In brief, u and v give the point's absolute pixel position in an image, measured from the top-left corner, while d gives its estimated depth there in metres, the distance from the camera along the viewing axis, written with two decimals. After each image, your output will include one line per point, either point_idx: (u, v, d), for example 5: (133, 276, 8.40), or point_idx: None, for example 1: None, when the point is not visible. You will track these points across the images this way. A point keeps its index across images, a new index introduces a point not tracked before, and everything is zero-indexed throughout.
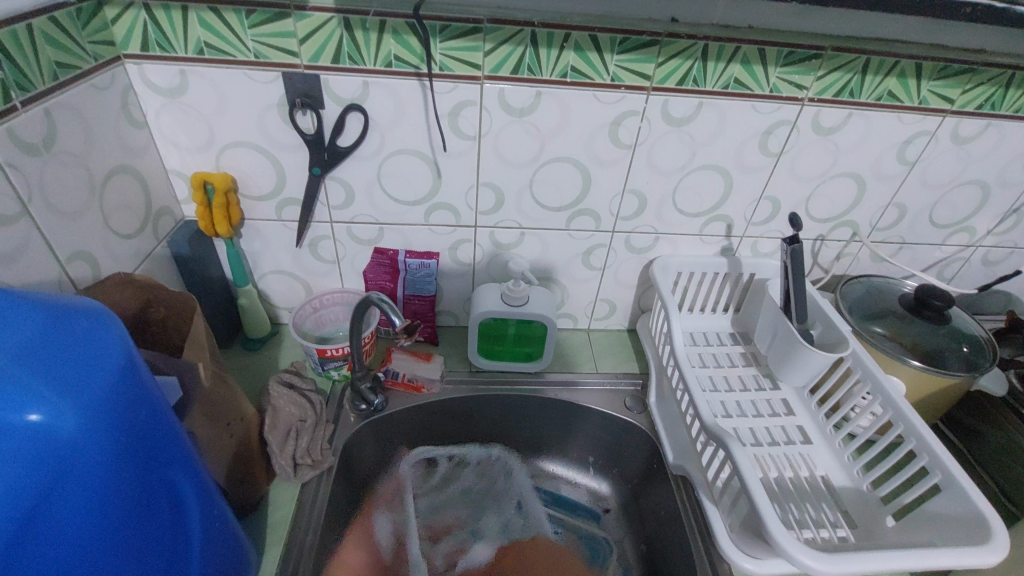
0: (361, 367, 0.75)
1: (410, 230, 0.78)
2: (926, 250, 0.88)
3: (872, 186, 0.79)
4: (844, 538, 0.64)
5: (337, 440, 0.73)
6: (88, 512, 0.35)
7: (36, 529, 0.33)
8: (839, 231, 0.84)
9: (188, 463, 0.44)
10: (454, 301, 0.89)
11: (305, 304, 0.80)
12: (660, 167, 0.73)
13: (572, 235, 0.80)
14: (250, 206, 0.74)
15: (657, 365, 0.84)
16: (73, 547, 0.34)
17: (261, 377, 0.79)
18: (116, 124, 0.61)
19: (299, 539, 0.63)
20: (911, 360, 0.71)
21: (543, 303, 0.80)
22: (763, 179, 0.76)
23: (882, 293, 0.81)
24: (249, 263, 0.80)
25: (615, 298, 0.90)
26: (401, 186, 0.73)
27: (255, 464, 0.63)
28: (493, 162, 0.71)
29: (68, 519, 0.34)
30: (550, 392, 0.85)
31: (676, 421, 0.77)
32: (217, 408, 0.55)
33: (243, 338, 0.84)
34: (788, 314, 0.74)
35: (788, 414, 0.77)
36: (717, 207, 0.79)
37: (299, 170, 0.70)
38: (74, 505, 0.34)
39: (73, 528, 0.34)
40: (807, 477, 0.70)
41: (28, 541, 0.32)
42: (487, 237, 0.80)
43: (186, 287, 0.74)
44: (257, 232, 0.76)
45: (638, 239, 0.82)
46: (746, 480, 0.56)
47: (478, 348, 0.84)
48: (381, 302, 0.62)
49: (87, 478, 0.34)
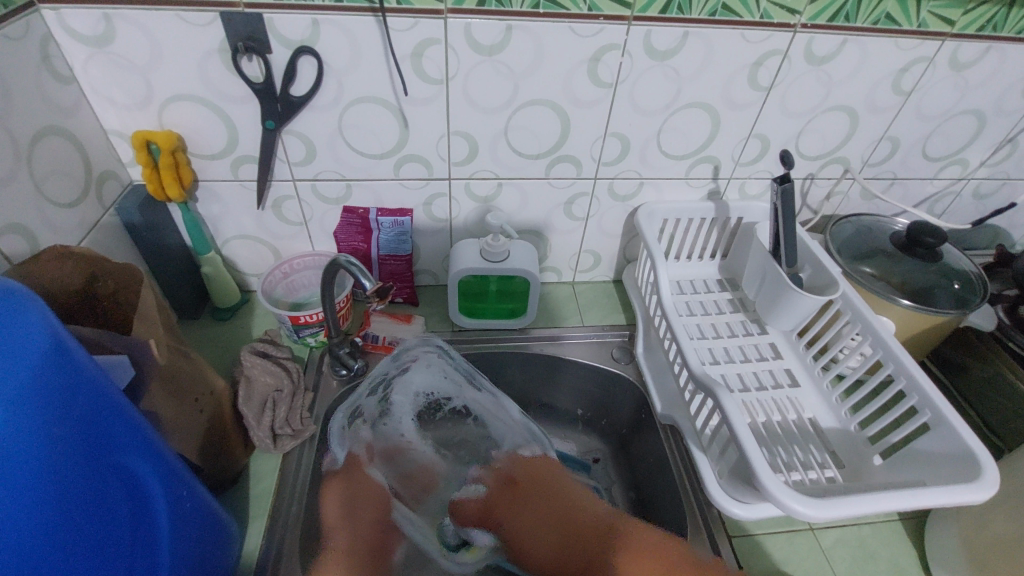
0: (338, 332, 0.72)
1: (380, 185, 0.73)
2: (917, 186, 0.85)
3: (865, 120, 0.75)
4: (832, 479, 0.64)
5: (317, 408, 0.71)
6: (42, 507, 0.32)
7: None
8: (829, 168, 0.81)
9: (143, 444, 0.41)
10: (432, 259, 0.85)
11: (275, 270, 0.76)
12: (643, 107, 0.68)
13: (553, 184, 0.76)
14: (202, 166, 0.68)
15: (643, 315, 0.82)
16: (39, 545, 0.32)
17: (234, 348, 0.76)
18: (39, 81, 0.55)
19: (284, 509, 0.62)
20: (902, 300, 0.70)
21: (524, 257, 0.76)
22: (752, 115, 0.72)
23: (871, 231, 0.79)
24: (210, 228, 0.75)
25: (599, 248, 0.87)
26: (366, 139, 0.67)
27: (232, 437, 0.61)
28: (464, 108, 0.66)
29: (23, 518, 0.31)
30: (535, 348, 0.83)
31: (664, 371, 0.76)
32: (180, 385, 0.52)
33: (213, 308, 0.80)
34: (777, 258, 0.72)
35: (775, 358, 0.76)
36: (704, 147, 0.74)
37: (251, 125, 0.65)
38: (26, 498, 0.31)
39: (29, 526, 0.31)
40: (795, 420, 0.70)
41: None
42: (462, 190, 0.75)
43: (142, 257, 0.69)
44: (215, 195, 0.71)
45: (622, 186, 0.78)
46: (735, 428, 0.56)
47: (460, 308, 0.81)
48: (350, 266, 0.58)
49: (33, 468, 0.32)
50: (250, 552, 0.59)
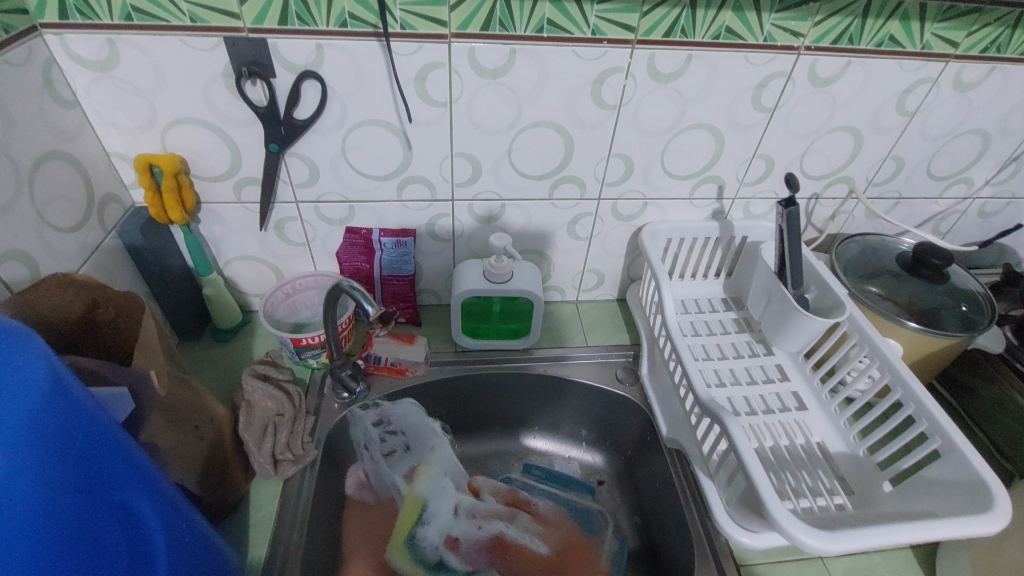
0: (340, 354, 0.71)
1: (383, 206, 0.73)
2: (922, 204, 0.85)
3: (869, 140, 0.75)
4: (841, 505, 0.63)
5: (319, 431, 0.71)
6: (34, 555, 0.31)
7: None
8: (833, 188, 0.80)
9: (145, 478, 0.41)
10: (435, 278, 0.84)
11: (277, 291, 0.75)
12: (646, 128, 0.68)
13: (556, 204, 0.76)
14: (205, 189, 0.68)
15: (648, 335, 0.81)
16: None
17: (235, 370, 0.75)
18: (41, 106, 0.54)
19: (285, 536, 0.61)
20: (908, 322, 0.69)
21: (527, 277, 0.76)
22: (756, 136, 0.71)
23: (877, 251, 0.79)
24: (212, 249, 0.75)
25: (603, 268, 0.86)
26: (369, 161, 0.67)
27: (232, 464, 0.60)
28: (467, 130, 0.66)
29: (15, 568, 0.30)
30: (538, 368, 0.82)
31: (669, 393, 0.75)
32: (181, 414, 0.51)
33: (214, 328, 0.80)
34: (783, 279, 0.71)
35: (782, 380, 0.75)
36: (708, 168, 0.74)
37: (254, 147, 0.64)
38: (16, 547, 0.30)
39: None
40: (803, 444, 0.69)
41: None
42: (465, 211, 0.75)
43: (144, 279, 0.69)
44: (217, 216, 0.71)
45: (625, 206, 0.77)
46: (743, 456, 0.55)
47: (463, 328, 0.80)
48: (352, 290, 0.58)
49: (25, 515, 0.31)
50: None
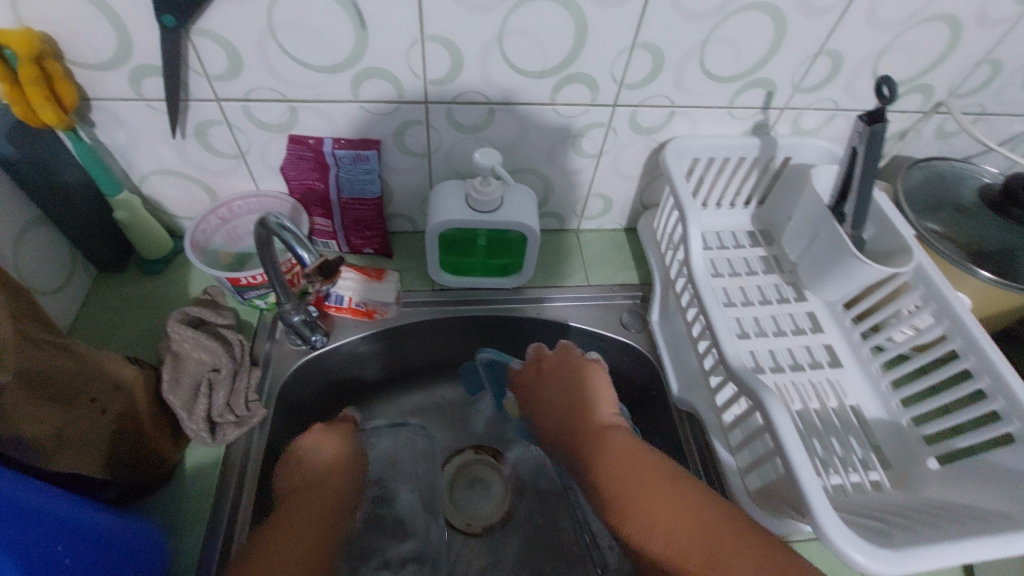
0: (290, 298, 0.58)
1: (335, 109, 0.56)
2: (1005, 123, 0.69)
3: (971, 34, 0.57)
4: (877, 483, 0.55)
5: (270, 385, 0.60)
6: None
7: None
8: (907, 98, 0.64)
9: None
10: (408, 201, 0.69)
11: (209, 215, 0.61)
12: (686, 9, 0.50)
13: (559, 112, 0.59)
14: (91, 79, 0.50)
15: (661, 275, 0.69)
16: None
17: (167, 311, 0.62)
18: None
19: (229, 512, 0.52)
20: (980, 272, 0.57)
21: (520, 206, 0.61)
22: (828, 25, 0.54)
23: (946, 182, 0.64)
24: (119, 161, 0.59)
25: (612, 192, 0.72)
26: (310, 45, 0.50)
27: (159, 434, 0.50)
28: (441, 4, 0.48)
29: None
30: (531, 310, 0.70)
31: (683, 345, 0.64)
32: (57, 388, 0.40)
33: (139, 259, 0.66)
34: (837, 216, 0.58)
35: (814, 331, 0.65)
36: (758, 67, 0.57)
37: (146, 20, 0.46)
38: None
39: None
40: (835, 409, 0.60)
41: None
42: (443, 118, 0.58)
43: (27, 200, 0.54)
44: (115, 118, 0.54)
45: (646, 115, 0.61)
46: (781, 443, 0.44)
47: (441, 263, 0.67)
48: (282, 232, 0.44)
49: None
50: (185, 566, 0.49)
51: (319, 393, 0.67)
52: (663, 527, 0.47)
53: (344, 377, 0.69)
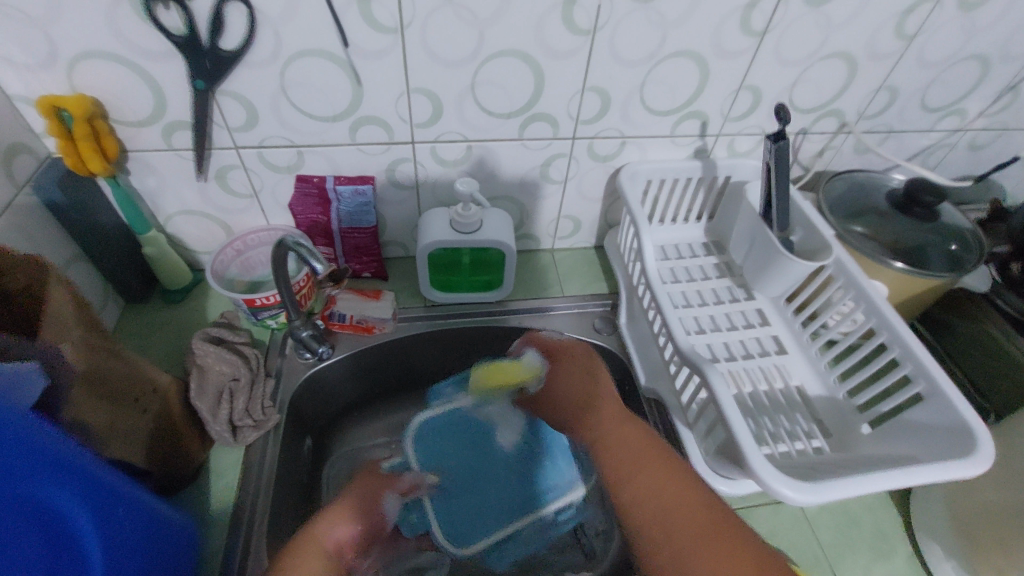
0: (299, 315, 0.66)
1: (335, 151, 0.66)
2: (912, 138, 0.81)
3: (865, 67, 0.69)
4: (819, 449, 0.63)
5: (283, 394, 0.68)
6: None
7: None
8: (823, 122, 0.75)
9: (56, 468, 0.36)
10: (400, 229, 0.78)
11: (226, 248, 0.69)
12: (624, 57, 0.61)
13: (527, 145, 0.69)
14: (130, 135, 0.60)
15: (626, 284, 0.78)
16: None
17: (188, 334, 0.70)
18: None
19: (251, 505, 0.59)
20: (894, 263, 0.67)
21: (499, 227, 0.71)
22: (744, 65, 0.65)
23: (865, 188, 0.75)
24: (149, 204, 0.68)
25: (579, 213, 0.82)
26: (314, 99, 0.60)
27: (185, 434, 0.57)
28: (423, 62, 0.58)
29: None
30: (514, 320, 0.79)
31: (648, 343, 0.73)
32: (113, 387, 0.47)
33: (162, 290, 0.74)
34: (767, 222, 0.67)
35: (762, 325, 0.73)
36: (691, 101, 0.68)
37: (179, 86, 0.56)
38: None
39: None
40: (782, 390, 0.68)
41: None
42: (427, 155, 0.68)
43: (71, 239, 0.62)
44: (148, 166, 0.63)
45: (602, 145, 0.71)
46: (723, 409, 0.53)
47: (431, 282, 0.76)
48: (297, 249, 0.53)
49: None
50: (212, 552, 0.56)
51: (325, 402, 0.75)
52: (647, 495, 0.48)
53: (347, 387, 0.76)
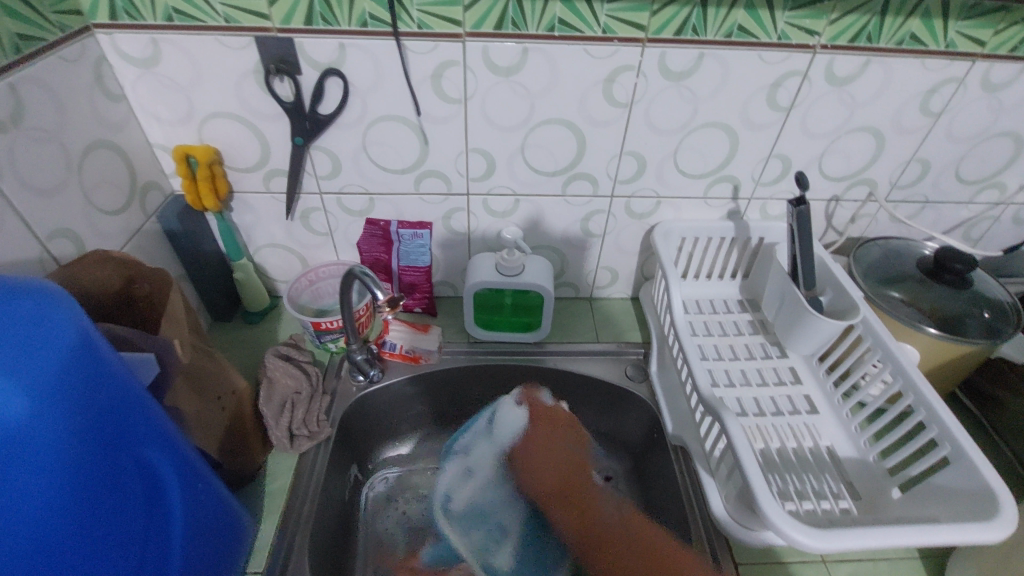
0: (357, 340, 0.74)
1: (401, 199, 0.76)
2: (951, 209, 0.82)
3: (893, 141, 0.73)
4: (846, 510, 0.62)
5: (335, 411, 0.75)
6: (47, 508, 0.33)
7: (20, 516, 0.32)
8: (855, 190, 0.79)
9: (161, 439, 0.43)
10: (452, 271, 0.87)
11: (301, 277, 0.80)
12: (659, 126, 0.69)
13: (569, 201, 0.77)
14: (238, 179, 0.72)
15: (658, 334, 0.81)
16: (41, 545, 0.33)
17: (260, 352, 0.80)
18: (91, 98, 0.59)
19: (297, 508, 0.65)
20: (927, 328, 0.67)
21: (539, 272, 0.77)
22: (772, 136, 0.71)
23: (900, 256, 0.76)
24: (243, 237, 0.80)
25: (617, 265, 0.87)
26: (388, 155, 0.70)
27: (251, 436, 0.64)
28: (481, 127, 0.68)
29: (25, 516, 0.32)
30: (550, 361, 0.83)
31: (676, 392, 0.75)
32: (202, 382, 0.55)
33: (243, 312, 0.84)
34: (795, 281, 0.71)
35: (794, 382, 0.74)
36: (722, 167, 0.74)
37: (282, 141, 0.69)
38: (31, 500, 0.32)
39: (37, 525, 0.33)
40: (811, 448, 0.68)
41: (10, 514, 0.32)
42: (480, 206, 0.77)
43: (179, 262, 0.74)
44: (247, 205, 0.75)
45: (638, 204, 0.78)
46: (740, 455, 0.55)
47: (475, 320, 0.83)
48: (364, 277, 0.63)
49: (39, 465, 0.33)
50: (261, 547, 0.62)
51: (368, 426, 0.80)
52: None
53: (388, 413, 0.82)
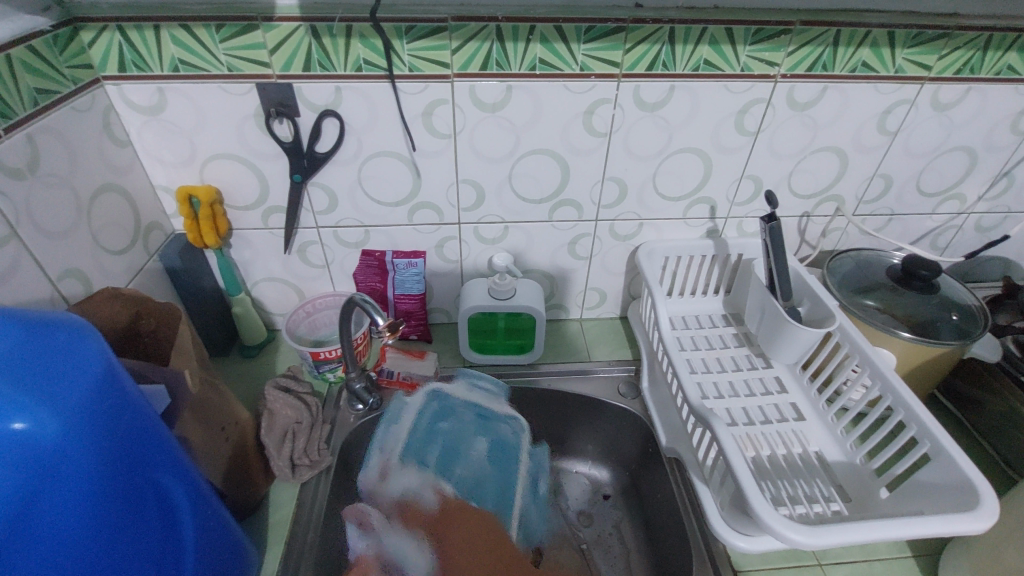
0: (356, 367, 0.76)
1: (395, 230, 0.79)
2: (916, 221, 0.87)
3: (855, 159, 0.78)
4: (838, 512, 0.64)
5: (335, 440, 0.75)
6: (71, 524, 0.36)
7: (43, 534, 0.35)
8: (824, 206, 0.84)
9: (179, 465, 0.46)
10: (445, 298, 0.90)
11: (298, 310, 0.82)
12: (637, 153, 0.74)
13: (556, 226, 0.81)
14: (237, 216, 0.75)
15: (648, 350, 0.84)
16: (63, 558, 0.36)
17: (260, 385, 0.81)
18: (100, 145, 0.62)
19: (301, 537, 0.65)
20: (901, 333, 0.71)
21: (530, 295, 0.81)
22: (743, 158, 0.76)
23: (871, 266, 0.81)
24: (241, 272, 0.82)
25: (605, 286, 0.91)
26: (382, 188, 0.74)
27: (253, 466, 0.65)
28: (470, 159, 0.72)
29: (50, 530, 0.35)
30: (544, 382, 0.85)
31: (668, 405, 0.77)
32: (207, 412, 0.57)
33: (241, 346, 0.86)
34: (774, 293, 0.74)
35: (780, 392, 0.77)
36: (699, 189, 0.79)
37: (281, 179, 0.72)
38: (54, 515, 0.35)
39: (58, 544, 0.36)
40: (800, 454, 0.70)
41: (29, 534, 0.34)
42: (471, 234, 0.81)
43: (179, 298, 0.76)
44: (246, 242, 0.78)
45: (622, 227, 0.82)
46: (731, 459, 0.57)
47: (470, 344, 0.85)
48: (365, 303, 0.65)
49: (63, 489, 0.35)
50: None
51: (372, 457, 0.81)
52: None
53: None
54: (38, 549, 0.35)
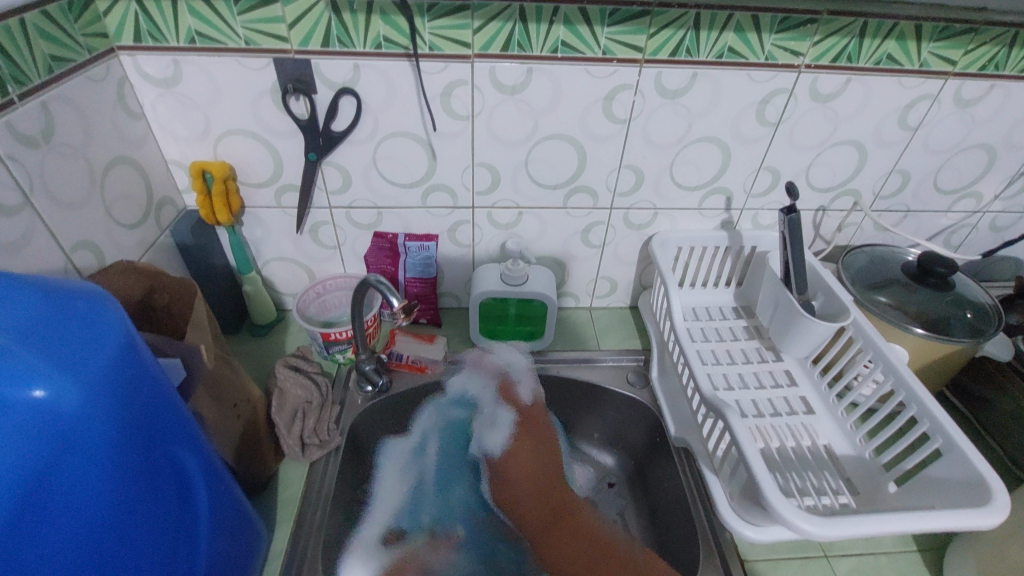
0: (364, 349, 0.76)
1: (408, 212, 0.78)
2: (932, 218, 0.87)
3: (875, 154, 0.77)
4: (846, 505, 0.64)
5: (344, 420, 0.75)
6: (89, 495, 0.36)
7: (61, 505, 0.35)
8: (841, 201, 0.83)
9: (192, 438, 0.45)
10: (456, 283, 0.89)
11: (308, 289, 0.81)
12: (655, 142, 0.73)
13: (570, 213, 0.80)
14: (250, 194, 0.75)
15: (658, 340, 0.84)
16: (82, 528, 0.36)
17: (270, 364, 0.81)
18: (113, 116, 0.61)
19: (310, 515, 0.65)
20: (914, 329, 0.71)
21: (542, 281, 0.80)
22: (761, 149, 0.75)
23: (885, 261, 0.80)
24: (253, 251, 0.81)
25: (616, 275, 0.90)
26: (398, 170, 0.73)
27: (264, 444, 0.65)
28: (486, 142, 0.71)
29: (69, 499, 0.35)
30: (552, 369, 0.85)
31: (678, 395, 0.77)
32: (221, 388, 0.57)
33: (250, 325, 0.86)
34: (788, 286, 0.74)
35: (790, 385, 0.77)
36: (716, 179, 0.78)
37: (295, 157, 0.71)
38: (74, 485, 0.35)
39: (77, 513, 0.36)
40: (809, 447, 0.70)
41: (49, 504, 0.34)
42: (485, 218, 0.80)
43: (190, 274, 0.75)
44: (258, 220, 0.77)
45: (636, 216, 0.81)
46: (744, 450, 0.57)
47: (480, 329, 0.85)
48: (378, 284, 0.65)
49: (80, 459, 0.35)
50: (276, 554, 0.62)
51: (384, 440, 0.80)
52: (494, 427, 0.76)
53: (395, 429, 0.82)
54: (57, 520, 0.35)
